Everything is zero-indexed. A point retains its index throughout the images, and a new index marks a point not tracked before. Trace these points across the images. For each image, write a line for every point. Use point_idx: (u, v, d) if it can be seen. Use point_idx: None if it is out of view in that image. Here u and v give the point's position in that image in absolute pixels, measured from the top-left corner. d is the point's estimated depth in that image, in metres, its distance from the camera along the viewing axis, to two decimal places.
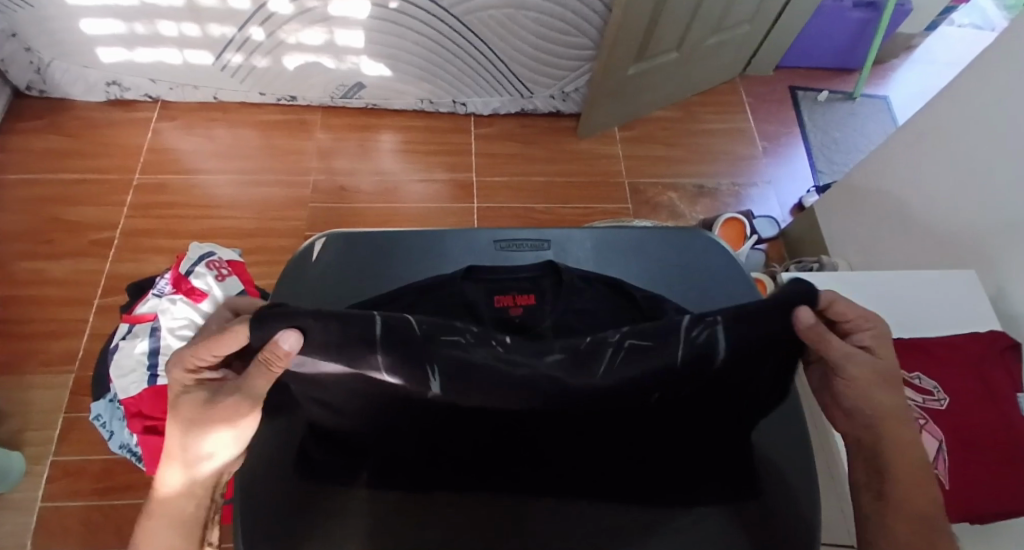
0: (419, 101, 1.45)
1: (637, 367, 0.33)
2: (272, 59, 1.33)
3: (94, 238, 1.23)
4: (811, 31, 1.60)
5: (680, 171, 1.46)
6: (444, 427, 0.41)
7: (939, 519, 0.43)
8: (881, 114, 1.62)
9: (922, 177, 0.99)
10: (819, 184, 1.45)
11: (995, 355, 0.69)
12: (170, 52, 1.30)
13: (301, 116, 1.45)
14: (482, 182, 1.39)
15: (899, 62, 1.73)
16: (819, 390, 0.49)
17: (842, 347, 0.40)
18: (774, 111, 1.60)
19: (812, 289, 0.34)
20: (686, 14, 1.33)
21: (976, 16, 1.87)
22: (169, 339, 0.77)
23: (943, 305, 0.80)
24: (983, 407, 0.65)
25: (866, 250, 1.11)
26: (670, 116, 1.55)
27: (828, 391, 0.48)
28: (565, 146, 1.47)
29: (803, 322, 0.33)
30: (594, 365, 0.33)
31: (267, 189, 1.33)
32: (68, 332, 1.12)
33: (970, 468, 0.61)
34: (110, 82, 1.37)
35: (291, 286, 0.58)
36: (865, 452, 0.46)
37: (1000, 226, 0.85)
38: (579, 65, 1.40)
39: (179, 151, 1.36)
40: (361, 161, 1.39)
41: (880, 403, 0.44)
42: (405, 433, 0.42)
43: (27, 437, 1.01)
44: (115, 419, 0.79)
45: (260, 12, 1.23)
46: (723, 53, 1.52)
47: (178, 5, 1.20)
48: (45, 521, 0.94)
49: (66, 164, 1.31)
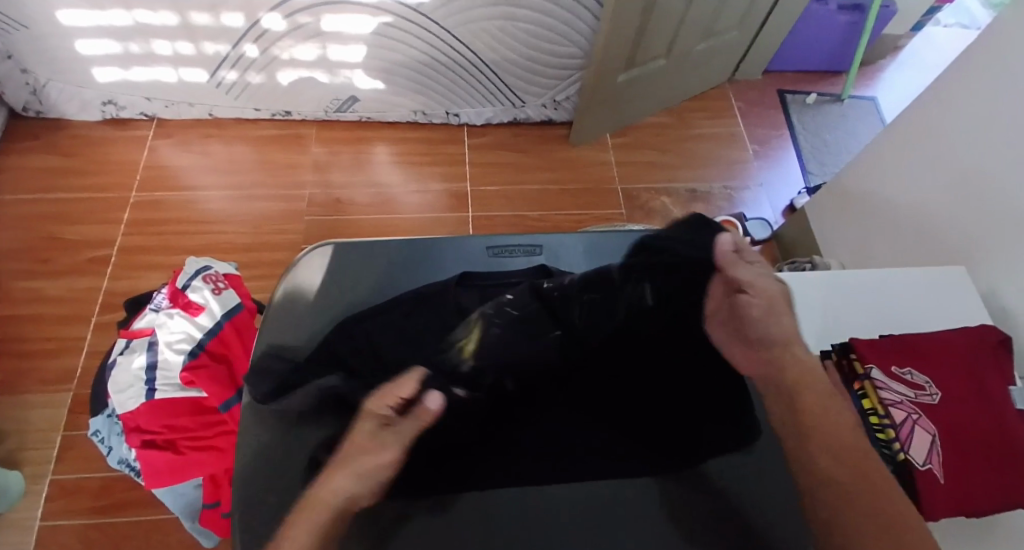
0: (413, 113, 1.46)
1: (596, 308, 0.55)
2: (266, 74, 1.34)
3: (92, 256, 1.23)
4: (798, 36, 1.62)
5: (672, 175, 1.47)
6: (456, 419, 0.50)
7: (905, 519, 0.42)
8: (870, 115, 1.64)
9: (911, 177, 1.00)
10: (811, 186, 1.47)
11: (985, 351, 0.70)
12: (165, 70, 1.31)
13: (296, 130, 1.46)
14: (477, 192, 1.40)
15: (886, 63, 1.75)
16: (727, 336, 0.54)
17: (749, 272, 0.55)
18: (764, 114, 1.62)
19: (721, 227, 0.59)
20: (674, 21, 1.35)
21: (961, 16, 1.90)
22: (167, 353, 0.77)
23: (936, 302, 0.81)
24: (975, 401, 0.65)
25: (858, 249, 1.12)
26: (662, 122, 1.57)
27: (733, 329, 0.54)
28: (558, 154, 1.48)
29: (725, 245, 0.57)
30: (565, 311, 0.55)
31: (263, 204, 1.34)
32: (66, 350, 1.12)
33: (964, 463, 0.61)
34: (106, 101, 1.38)
35: (286, 302, 0.59)
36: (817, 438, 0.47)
37: (990, 223, 0.86)
38: (569, 74, 1.42)
39: (174, 168, 1.37)
40: (355, 173, 1.40)
41: (784, 328, 0.53)
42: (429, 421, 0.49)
43: (25, 456, 1.01)
44: (114, 434, 0.80)
45: (254, 28, 1.24)
46: (712, 58, 1.54)
47: (172, 24, 1.22)
48: (44, 540, 0.94)
49: (63, 183, 1.32)
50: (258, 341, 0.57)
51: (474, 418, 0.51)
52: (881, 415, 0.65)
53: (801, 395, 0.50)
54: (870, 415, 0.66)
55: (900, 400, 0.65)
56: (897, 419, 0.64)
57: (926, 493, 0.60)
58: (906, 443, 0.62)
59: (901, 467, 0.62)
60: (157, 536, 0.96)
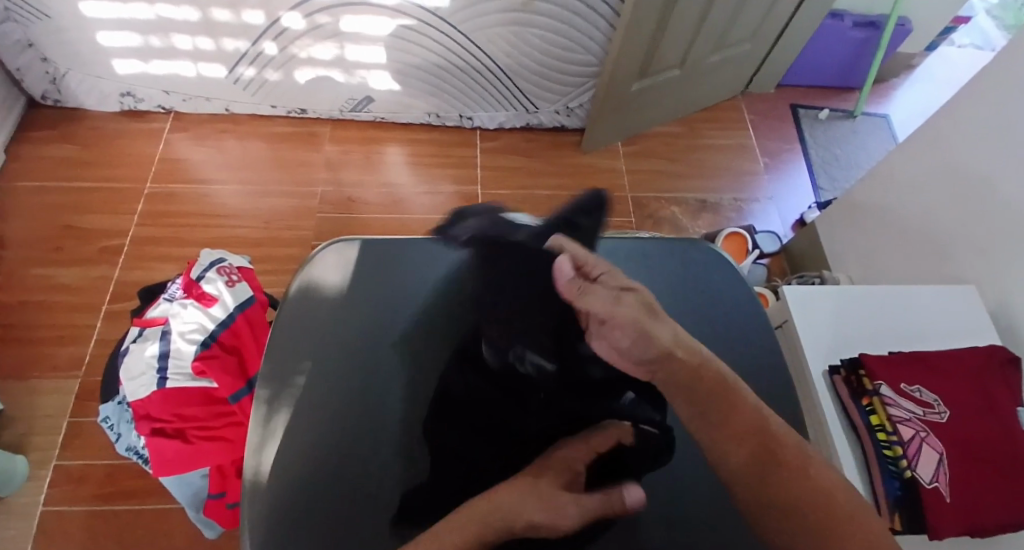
0: (426, 115, 1.47)
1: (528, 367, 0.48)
2: (284, 72, 1.36)
3: (104, 246, 1.25)
4: (812, 51, 1.62)
5: (682, 185, 1.48)
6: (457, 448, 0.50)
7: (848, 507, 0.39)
8: (881, 132, 1.64)
9: (922, 194, 1.00)
10: (821, 201, 1.47)
11: (995, 370, 0.70)
12: (184, 64, 1.33)
13: (310, 128, 1.47)
14: (487, 195, 1.41)
15: (899, 81, 1.75)
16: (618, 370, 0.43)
17: (605, 296, 0.42)
18: (775, 128, 1.62)
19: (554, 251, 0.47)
20: (689, 33, 1.35)
21: (975, 37, 1.90)
22: (179, 342, 0.77)
23: (946, 320, 0.81)
24: (984, 419, 0.65)
25: (867, 265, 1.12)
26: (673, 132, 1.57)
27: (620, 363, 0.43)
28: (569, 160, 1.49)
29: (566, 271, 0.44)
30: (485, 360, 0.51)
31: (276, 199, 1.35)
32: (76, 338, 1.13)
33: (970, 481, 0.61)
34: (124, 93, 1.40)
35: (302, 297, 0.59)
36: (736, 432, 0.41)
37: (1000, 242, 0.86)
38: (582, 81, 1.43)
39: (188, 161, 1.38)
40: (367, 173, 1.41)
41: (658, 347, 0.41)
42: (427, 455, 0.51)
43: (32, 441, 1.02)
44: (123, 422, 0.80)
45: (273, 27, 1.26)
46: (725, 70, 1.55)
47: (193, 20, 1.23)
48: (47, 526, 0.95)
49: (79, 173, 1.34)
50: (272, 335, 0.57)
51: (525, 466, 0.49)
52: (888, 432, 0.65)
53: (708, 398, 0.41)
54: (878, 432, 0.65)
55: (908, 417, 0.65)
56: (905, 436, 0.64)
57: (932, 511, 0.60)
58: (913, 461, 0.62)
59: (908, 485, 0.61)
60: (159, 526, 0.96)
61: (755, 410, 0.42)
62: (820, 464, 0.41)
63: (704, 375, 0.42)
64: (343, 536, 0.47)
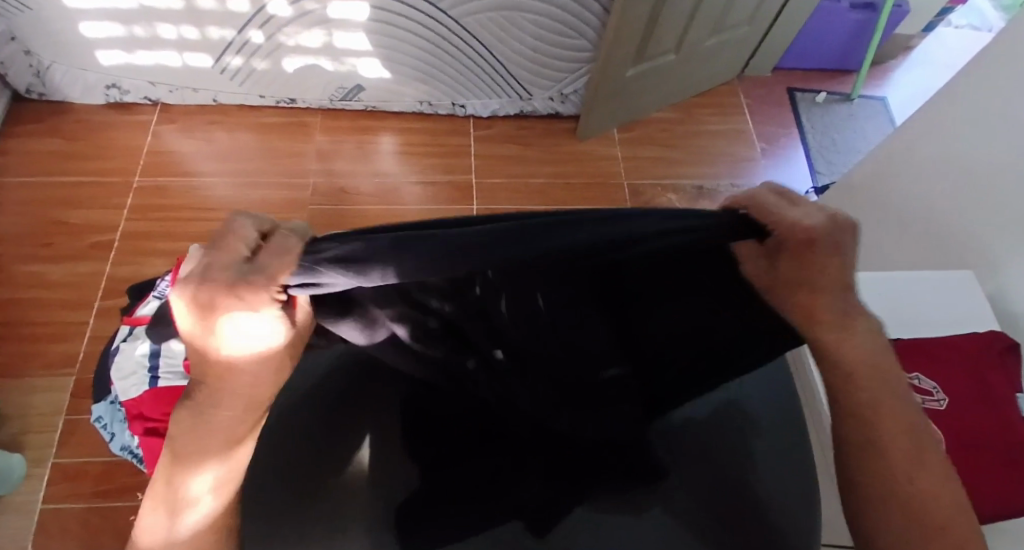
0: (418, 103, 1.45)
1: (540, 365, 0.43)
2: (272, 61, 1.33)
3: (94, 241, 1.23)
4: (809, 32, 1.60)
5: (678, 172, 1.46)
6: (445, 442, 0.48)
7: (954, 513, 0.39)
8: (879, 116, 1.62)
9: (920, 179, 0.99)
10: (818, 185, 1.45)
11: (996, 357, 0.69)
12: (170, 54, 1.30)
13: (300, 118, 1.45)
14: (482, 184, 1.39)
15: (896, 63, 1.73)
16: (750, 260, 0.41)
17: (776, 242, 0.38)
18: (771, 112, 1.60)
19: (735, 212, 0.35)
20: (684, 16, 1.33)
21: (973, 17, 1.88)
22: (170, 341, 0.77)
23: (946, 305, 0.81)
24: (984, 408, 0.65)
25: (865, 251, 1.11)
26: (669, 117, 1.56)
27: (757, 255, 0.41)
28: (563, 148, 1.47)
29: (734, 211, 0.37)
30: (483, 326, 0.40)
31: (267, 191, 1.33)
32: (67, 335, 1.12)
33: (969, 470, 0.61)
34: (110, 85, 1.37)
35: None
36: (855, 422, 0.43)
37: (1000, 228, 0.85)
38: (577, 67, 1.40)
39: (177, 154, 1.36)
40: (361, 163, 1.40)
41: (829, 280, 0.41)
42: (417, 444, 0.49)
43: (27, 440, 1.01)
44: (116, 421, 0.80)
45: (259, 14, 1.23)
46: (721, 53, 1.53)
47: (177, 8, 1.21)
48: (45, 524, 0.94)
49: (65, 167, 1.31)
50: None
51: (505, 461, 0.47)
52: None
53: (847, 372, 0.44)
54: None
55: None
56: None
57: None
58: None
59: None
60: None
61: (890, 395, 0.43)
62: (933, 466, 0.41)
63: (858, 369, 0.43)
64: (339, 510, 0.46)
